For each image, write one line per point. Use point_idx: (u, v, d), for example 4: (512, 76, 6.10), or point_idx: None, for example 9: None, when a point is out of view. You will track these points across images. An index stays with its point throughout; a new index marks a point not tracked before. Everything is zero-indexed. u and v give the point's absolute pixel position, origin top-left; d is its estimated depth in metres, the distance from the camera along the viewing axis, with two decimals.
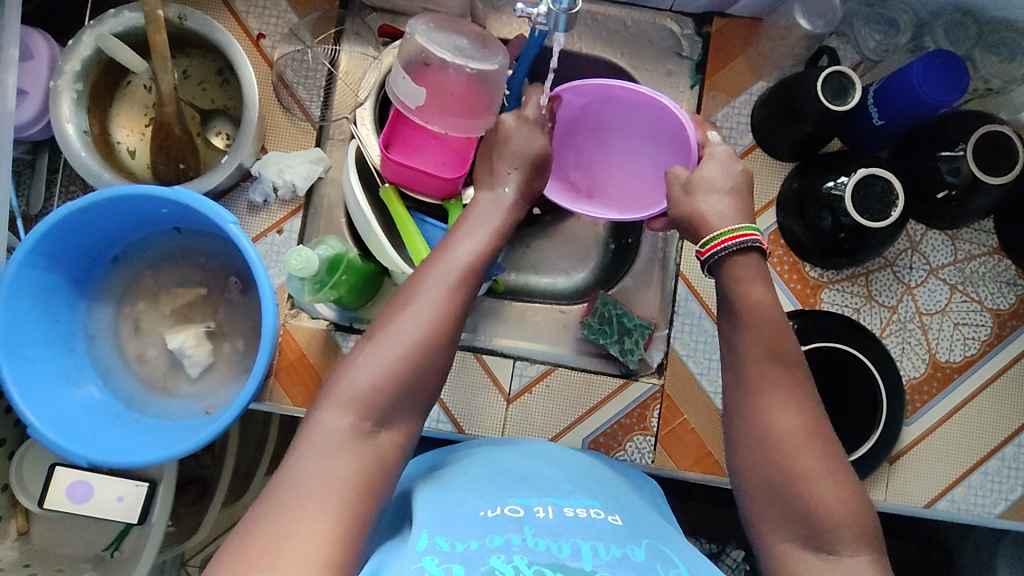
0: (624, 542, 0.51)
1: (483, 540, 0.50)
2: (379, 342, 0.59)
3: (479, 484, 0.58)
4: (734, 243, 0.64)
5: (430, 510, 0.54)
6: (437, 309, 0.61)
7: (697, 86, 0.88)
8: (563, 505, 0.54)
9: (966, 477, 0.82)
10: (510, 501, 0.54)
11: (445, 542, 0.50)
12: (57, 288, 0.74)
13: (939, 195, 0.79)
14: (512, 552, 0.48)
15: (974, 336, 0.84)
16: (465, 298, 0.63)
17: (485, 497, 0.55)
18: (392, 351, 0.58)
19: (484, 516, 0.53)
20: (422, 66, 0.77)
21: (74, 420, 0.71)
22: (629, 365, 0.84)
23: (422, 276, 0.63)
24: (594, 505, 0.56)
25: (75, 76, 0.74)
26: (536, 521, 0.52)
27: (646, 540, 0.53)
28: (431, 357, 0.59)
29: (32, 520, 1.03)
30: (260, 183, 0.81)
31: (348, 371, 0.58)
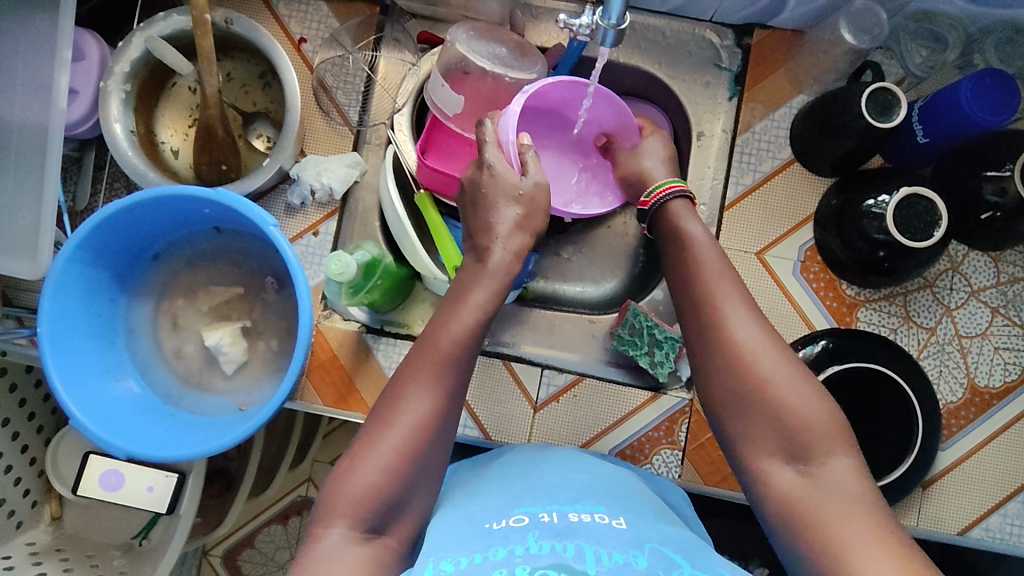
0: (626, 547, 0.50)
1: (486, 554, 0.49)
2: (378, 431, 0.58)
3: (488, 501, 0.58)
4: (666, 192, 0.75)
5: (439, 531, 0.54)
6: (433, 389, 0.60)
7: (735, 98, 0.87)
8: (570, 512, 0.54)
9: (1002, 507, 0.80)
10: (514, 513, 0.54)
11: (448, 563, 0.49)
12: (100, 283, 0.76)
13: (984, 216, 0.78)
14: (514, 564, 0.47)
15: (1015, 361, 0.82)
16: (462, 370, 0.62)
17: (490, 511, 0.56)
18: (392, 441, 0.58)
19: (489, 528, 0.53)
20: (461, 75, 0.77)
21: (113, 412, 0.73)
22: (659, 378, 0.83)
23: (415, 354, 0.62)
24: (600, 509, 0.55)
25: (124, 76, 0.76)
26: (539, 527, 0.52)
27: (648, 543, 0.51)
28: (433, 438, 0.59)
29: (66, 505, 1.06)
30: (298, 186, 0.82)
31: (353, 458, 0.58)
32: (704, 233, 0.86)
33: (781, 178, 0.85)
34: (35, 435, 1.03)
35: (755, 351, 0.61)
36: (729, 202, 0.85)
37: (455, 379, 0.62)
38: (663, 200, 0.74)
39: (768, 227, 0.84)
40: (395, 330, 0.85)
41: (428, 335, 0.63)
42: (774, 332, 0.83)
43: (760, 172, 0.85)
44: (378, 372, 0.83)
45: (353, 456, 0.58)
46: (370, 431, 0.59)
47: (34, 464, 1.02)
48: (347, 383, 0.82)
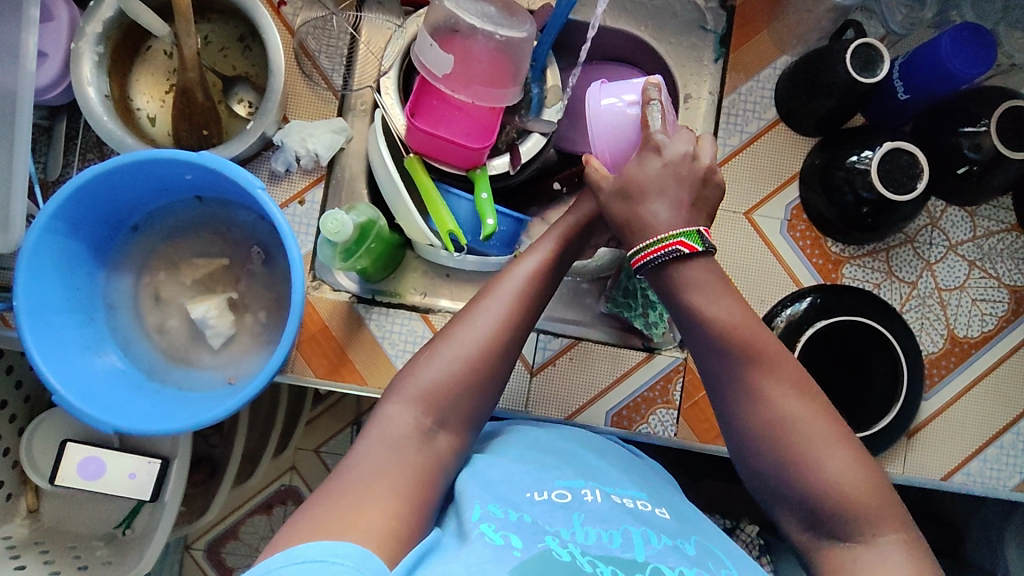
0: (673, 534, 0.53)
1: (535, 517, 0.51)
2: (448, 340, 0.59)
3: (526, 458, 0.59)
4: (663, 255, 0.59)
5: (477, 477, 0.55)
6: (508, 315, 0.60)
7: (721, 60, 0.89)
8: (613, 493, 0.56)
9: (982, 452, 0.83)
10: (558, 484, 0.55)
11: (498, 508, 0.51)
12: (77, 256, 0.73)
13: (960, 170, 0.80)
14: (568, 540, 0.49)
15: (991, 312, 0.85)
16: (535, 308, 0.62)
17: (533, 474, 0.56)
18: (462, 350, 0.58)
19: (535, 492, 0.53)
20: (450, 33, 0.76)
21: (98, 389, 0.70)
22: (652, 338, 0.84)
23: (493, 280, 0.62)
24: (642, 496, 0.57)
25: (96, 38, 0.73)
26: (585, 507, 0.53)
27: (695, 537, 0.54)
28: (501, 360, 0.59)
29: (43, 497, 1.02)
30: (282, 152, 0.80)
31: (418, 365, 0.59)
32: None
33: (767, 139, 0.86)
34: (9, 424, 0.98)
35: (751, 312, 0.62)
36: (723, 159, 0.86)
37: (532, 310, 0.61)
38: (654, 264, 0.59)
39: (755, 186, 0.86)
40: (388, 300, 0.85)
41: (507, 270, 0.63)
42: (763, 291, 0.84)
43: (747, 134, 0.86)
44: (371, 342, 0.81)
45: (421, 360, 0.59)
46: (439, 340, 0.59)
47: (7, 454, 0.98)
48: (340, 355, 0.81)
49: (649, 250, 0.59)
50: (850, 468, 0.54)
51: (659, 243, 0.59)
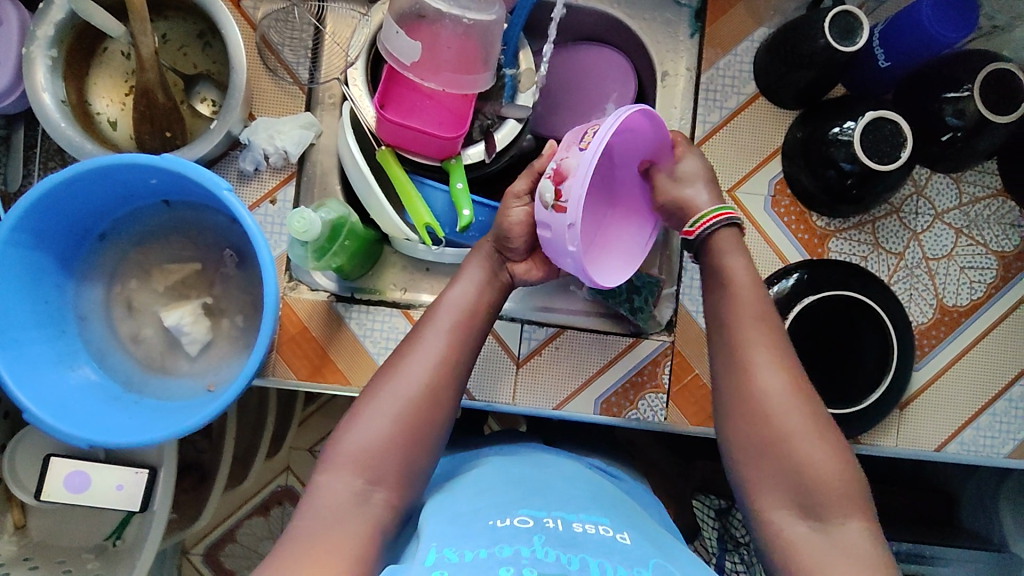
0: (631, 564, 0.53)
1: (492, 549, 0.52)
2: (386, 385, 0.62)
3: (487, 496, 0.60)
4: (717, 221, 0.70)
5: (438, 522, 0.56)
6: (442, 351, 0.64)
7: (697, 35, 0.87)
8: (574, 520, 0.57)
9: (975, 420, 0.83)
10: (520, 512, 0.57)
11: (453, 553, 0.52)
12: (43, 267, 0.71)
13: (944, 138, 0.79)
14: (521, 565, 0.50)
15: (980, 279, 0.84)
16: (462, 350, 0.65)
17: (496, 508, 0.58)
18: (402, 392, 0.61)
19: (495, 525, 0.55)
20: (417, 19, 0.73)
21: (72, 402, 0.69)
22: (639, 323, 0.84)
23: (423, 321, 0.66)
24: (604, 521, 0.58)
25: (48, 41, 0.70)
26: (545, 531, 0.54)
27: (652, 560, 0.54)
28: (443, 398, 0.62)
29: (30, 513, 1.01)
30: (250, 150, 0.77)
31: (353, 421, 0.60)
32: None
33: (747, 114, 0.84)
34: None
35: (763, 331, 0.64)
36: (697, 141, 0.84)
37: (464, 343, 0.65)
38: (709, 231, 0.70)
39: (737, 163, 0.84)
40: (368, 297, 0.83)
41: (436, 307, 0.67)
42: None
43: (726, 109, 0.84)
44: (353, 341, 0.80)
45: (354, 416, 0.61)
46: (377, 385, 0.62)
47: None
48: (321, 355, 0.79)
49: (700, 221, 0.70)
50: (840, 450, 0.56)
51: (707, 216, 0.70)
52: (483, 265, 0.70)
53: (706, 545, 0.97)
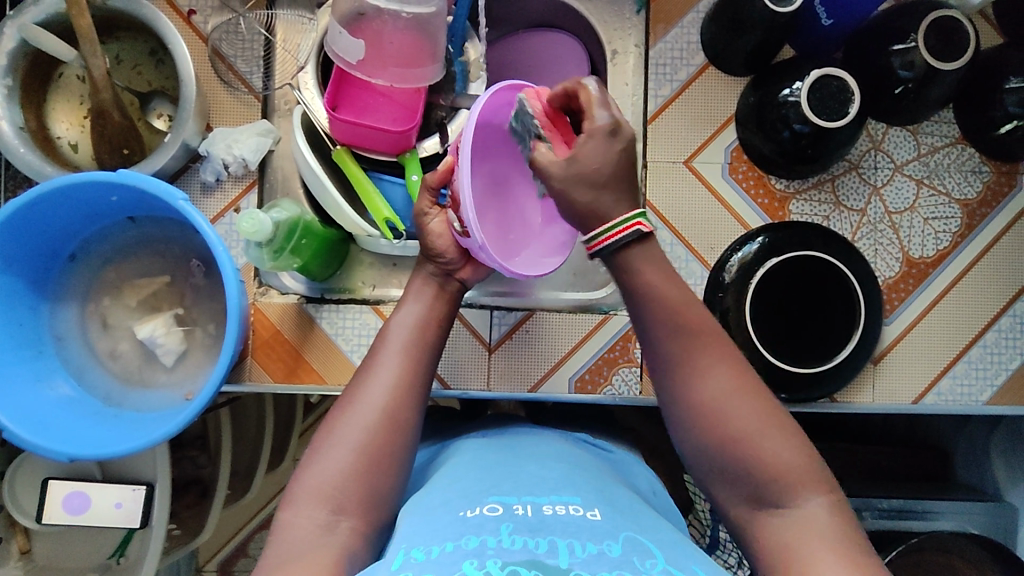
0: (601, 538, 0.52)
1: (459, 542, 0.51)
2: (346, 412, 0.63)
3: (456, 487, 0.60)
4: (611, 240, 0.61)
5: (411, 525, 0.56)
6: (399, 368, 0.65)
7: (643, 11, 0.87)
8: (544, 503, 0.56)
9: (951, 368, 0.83)
10: (489, 500, 0.56)
11: (421, 551, 0.51)
12: (14, 291, 0.73)
13: (897, 91, 0.79)
14: (486, 557, 0.48)
15: (945, 229, 0.84)
16: (418, 364, 0.66)
17: (466, 499, 0.57)
18: (360, 416, 0.62)
19: (464, 516, 0.54)
20: (357, 17, 0.74)
21: (50, 418, 0.71)
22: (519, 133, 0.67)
23: (378, 344, 0.67)
24: (576, 500, 0.57)
25: (2, 71, 0.72)
26: (513, 519, 0.53)
27: (624, 533, 0.53)
28: (401, 414, 0.63)
29: (34, 537, 1.03)
30: (209, 162, 0.79)
31: (315, 453, 0.61)
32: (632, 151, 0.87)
33: (698, 84, 0.85)
34: None
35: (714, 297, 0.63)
36: (650, 116, 0.85)
37: (420, 357, 0.66)
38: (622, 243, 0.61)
39: (693, 134, 0.84)
40: (340, 296, 0.85)
41: (387, 329, 0.68)
42: (711, 238, 0.84)
43: (677, 82, 0.85)
44: (325, 340, 0.81)
45: (314, 450, 0.62)
46: (335, 415, 0.63)
47: None
48: (296, 357, 0.80)
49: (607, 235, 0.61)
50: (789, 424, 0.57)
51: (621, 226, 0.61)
52: (431, 285, 0.71)
53: (700, 518, 0.98)
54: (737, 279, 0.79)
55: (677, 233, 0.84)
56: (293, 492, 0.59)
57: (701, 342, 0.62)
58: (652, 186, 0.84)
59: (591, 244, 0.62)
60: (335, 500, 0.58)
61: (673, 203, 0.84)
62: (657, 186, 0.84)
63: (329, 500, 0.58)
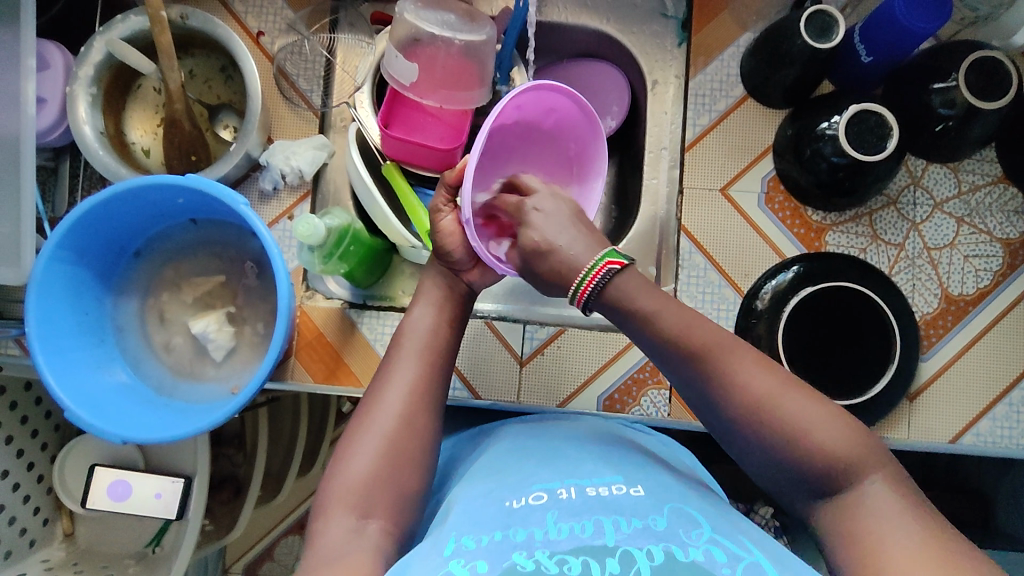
0: (645, 513, 0.53)
1: (506, 531, 0.52)
2: (368, 420, 0.65)
3: (499, 478, 0.62)
4: (598, 279, 0.64)
5: (459, 516, 0.57)
6: (414, 372, 0.68)
7: (684, 44, 0.90)
8: (587, 486, 0.58)
9: (990, 411, 0.81)
10: (534, 489, 0.58)
11: (469, 540, 0.52)
12: (85, 282, 0.78)
13: (937, 128, 0.79)
14: (534, 548, 0.49)
15: (986, 268, 0.84)
16: (436, 370, 0.69)
17: (510, 489, 0.59)
18: (381, 424, 0.64)
19: (510, 505, 0.56)
20: (413, 43, 0.79)
21: (107, 401, 0.75)
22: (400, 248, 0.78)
23: (391, 354, 0.70)
24: (617, 481, 0.58)
25: (89, 80, 0.79)
26: (558, 505, 0.55)
27: (668, 508, 0.55)
28: (419, 410, 0.66)
29: (78, 520, 1.08)
30: (269, 171, 0.84)
31: (341, 459, 0.63)
32: (669, 177, 0.89)
33: (736, 115, 0.87)
34: (41, 452, 1.04)
35: None
36: (688, 143, 0.87)
37: (435, 358, 0.69)
38: (601, 284, 0.64)
39: (729, 163, 0.86)
40: (380, 304, 0.88)
41: (400, 336, 0.71)
42: (745, 265, 0.85)
43: (716, 112, 0.87)
44: (364, 344, 0.84)
45: (338, 462, 0.63)
46: (356, 425, 0.65)
47: (41, 481, 1.04)
48: (336, 359, 0.84)
49: (584, 283, 0.64)
50: (830, 434, 0.56)
51: (593, 270, 0.64)
52: (440, 286, 0.74)
53: None
54: (770, 307, 0.80)
55: (711, 258, 0.85)
56: (327, 487, 0.62)
57: (746, 357, 0.61)
58: (687, 212, 0.86)
59: (579, 298, 0.65)
60: (362, 502, 0.60)
61: (708, 230, 0.85)
62: (693, 212, 0.85)
63: (362, 497, 0.61)
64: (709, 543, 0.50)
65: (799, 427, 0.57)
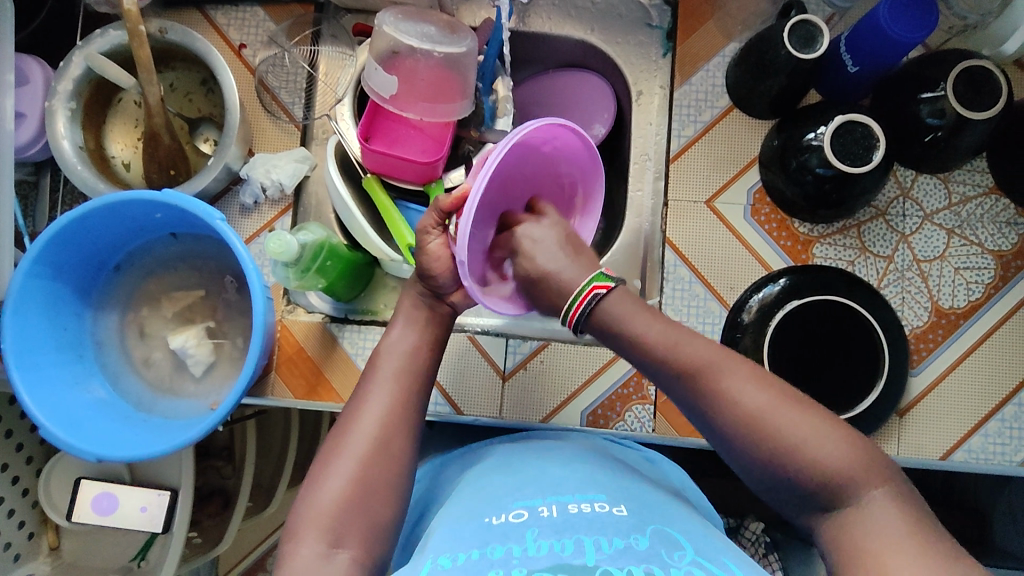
0: (627, 533, 0.53)
1: (485, 550, 0.52)
2: (345, 437, 0.64)
3: (483, 493, 0.61)
4: (586, 304, 0.64)
5: (440, 534, 0.56)
6: (389, 391, 0.67)
7: (669, 54, 0.89)
8: (569, 503, 0.57)
9: (983, 426, 0.80)
10: (514, 507, 0.57)
11: (447, 559, 0.52)
12: (63, 298, 0.78)
13: (926, 138, 0.78)
14: (512, 566, 0.49)
15: (977, 280, 0.82)
16: (415, 391, 0.68)
17: (491, 504, 0.58)
18: (354, 446, 0.63)
19: (490, 523, 0.55)
20: (392, 55, 0.78)
21: (86, 417, 0.75)
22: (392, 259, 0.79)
23: (369, 370, 0.69)
24: (600, 498, 0.57)
25: (68, 95, 0.78)
26: (538, 523, 0.54)
27: (651, 526, 0.54)
28: (395, 433, 0.65)
29: (64, 534, 1.07)
30: (249, 185, 0.83)
31: (312, 483, 0.62)
32: (654, 188, 0.88)
33: (721, 126, 0.86)
34: (26, 466, 1.03)
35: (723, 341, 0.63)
36: (673, 155, 0.86)
37: (408, 377, 0.69)
38: (589, 309, 0.64)
39: (715, 175, 0.85)
40: (362, 317, 0.88)
41: (378, 354, 0.71)
42: (732, 278, 0.83)
43: (701, 123, 0.86)
44: (345, 359, 0.83)
45: (310, 482, 0.62)
46: (331, 444, 0.64)
47: (27, 495, 1.03)
48: (316, 374, 0.83)
49: (572, 307, 0.64)
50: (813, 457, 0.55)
51: (581, 295, 0.64)
52: (421, 307, 0.73)
53: None
54: (755, 321, 0.79)
55: (696, 271, 0.84)
56: (297, 507, 0.61)
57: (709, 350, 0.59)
58: (673, 224, 0.85)
59: (567, 320, 0.66)
60: (331, 514, 0.59)
61: (694, 242, 0.84)
62: (678, 224, 0.84)
63: (331, 518, 0.59)
64: (692, 566, 0.49)
65: (773, 437, 0.57)
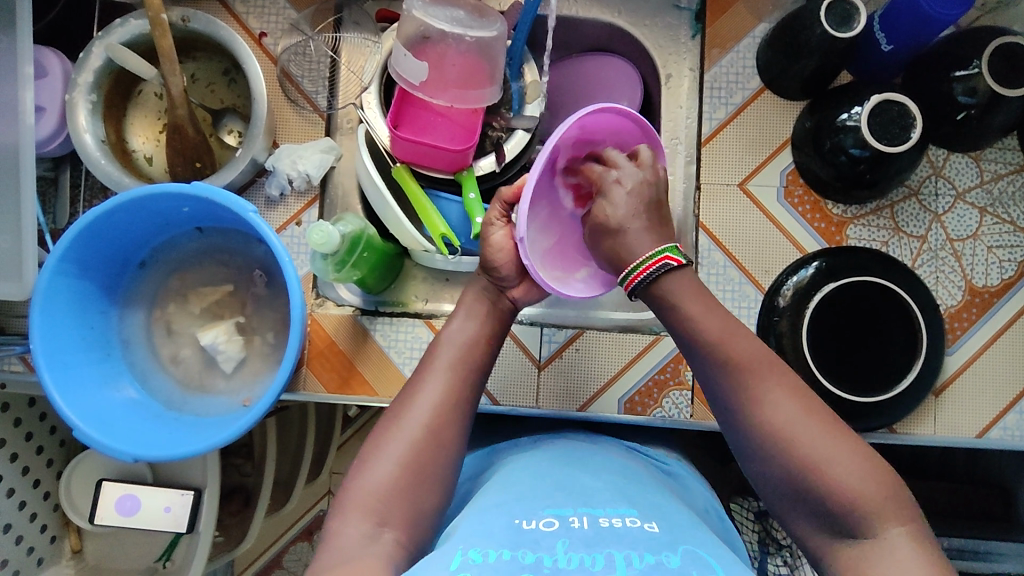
0: (659, 551, 0.50)
1: (516, 551, 0.50)
2: (395, 426, 0.63)
3: (513, 493, 0.59)
4: (650, 272, 0.64)
5: (468, 528, 0.55)
6: (446, 384, 0.66)
7: (699, 36, 0.88)
8: (601, 515, 0.55)
9: (1017, 404, 0.80)
10: (546, 512, 0.55)
11: (478, 553, 0.50)
12: (89, 296, 0.76)
13: (958, 116, 0.77)
14: None
15: (1010, 259, 0.82)
16: (468, 388, 0.67)
17: (522, 507, 0.56)
18: (408, 433, 0.62)
19: (520, 526, 0.53)
20: (422, 41, 0.77)
21: (115, 417, 0.73)
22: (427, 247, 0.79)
23: (427, 360, 0.68)
24: (631, 513, 0.56)
25: (89, 87, 0.76)
26: (570, 532, 0.52)
27: (683, 547, 0.52)
28: (445, 425, 0.64)
29: (86, 537, 1.05)
30: (275, 176, 0.81)
31: (361, 469, 0.61)
32: (685, 173, 0.88)
33: (753, 108, 0.85)
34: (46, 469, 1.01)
35: None
36: (704, 138, 0.85)
37: (467, 373, 0.67)
38: (653, 276, 0.64)
39: (747, 157, 0.84)
40: (393, 309, 0.87)
41: (438, 344, 0.69)
42: (766, 262, 0.83)
43: (732, 105, 0.85)
44: (378, 352, 0.82)
45: (358, 465, 0.62)
46: (385, 428, 0.63)
47: (48, 498, 1.01)
48: (349, 367, 0.82)
49: (636, 271, 0.65)
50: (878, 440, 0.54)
51: (648, 261, 0.64)
52: (484, 300, 0.72)
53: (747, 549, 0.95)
54: (792, 305, 0.78)
55: (730, 254, 0.83)
56: (343, 499, 0.59)
57: None
58: (706, 208, 0.84)
59: (625, 284, 0.66)
60: (384, 506, 0.59)
61: (727, 226, 0.83)
62: (712, 208, 0.84)
63: (386, 516, 0.58)
64: None
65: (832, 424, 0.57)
